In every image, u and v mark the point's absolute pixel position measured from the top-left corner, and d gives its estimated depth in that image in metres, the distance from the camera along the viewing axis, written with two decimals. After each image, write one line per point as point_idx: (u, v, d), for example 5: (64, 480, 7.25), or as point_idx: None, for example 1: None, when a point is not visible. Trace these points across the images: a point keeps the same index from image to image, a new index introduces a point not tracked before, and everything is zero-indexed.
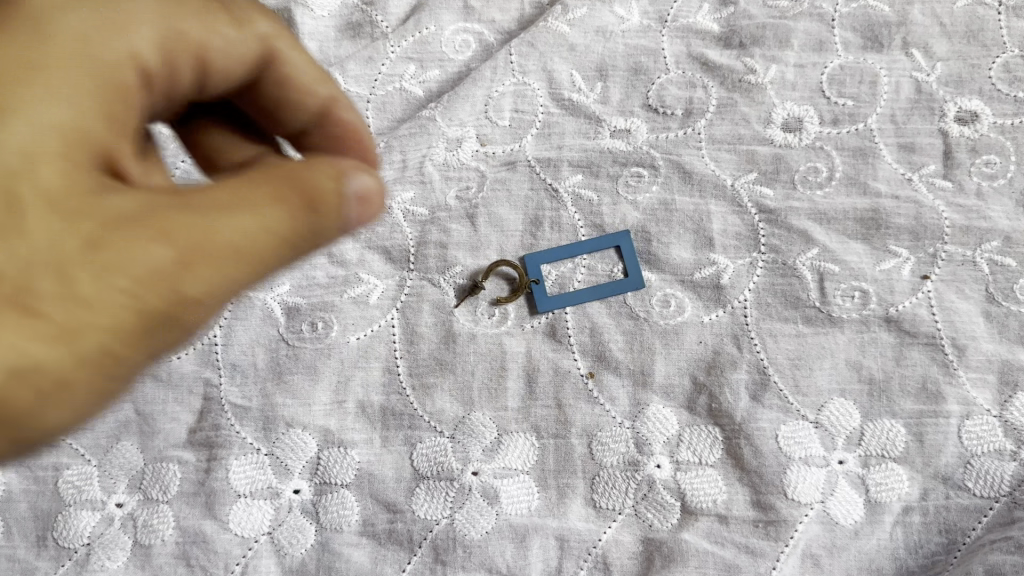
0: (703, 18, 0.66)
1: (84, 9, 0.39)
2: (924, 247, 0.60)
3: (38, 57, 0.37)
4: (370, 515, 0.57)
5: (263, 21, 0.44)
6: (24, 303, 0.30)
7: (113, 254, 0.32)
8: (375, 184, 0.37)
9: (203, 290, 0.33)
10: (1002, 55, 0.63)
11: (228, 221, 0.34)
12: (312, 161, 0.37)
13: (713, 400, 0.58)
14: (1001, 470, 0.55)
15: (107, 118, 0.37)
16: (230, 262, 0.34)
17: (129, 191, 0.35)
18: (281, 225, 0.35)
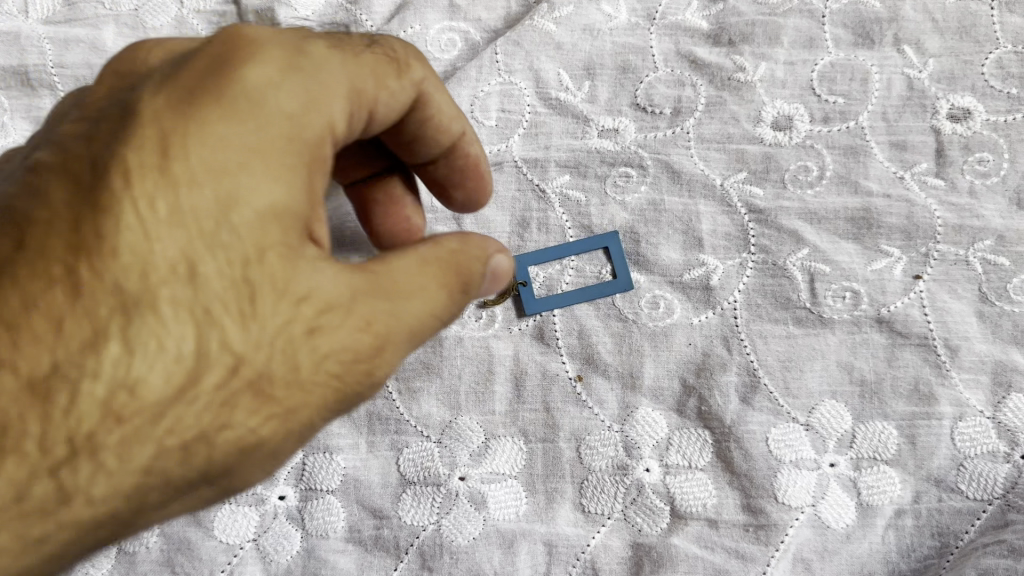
0: (692, 15, 0.65)
1: (268, 69, 0.39)
2: (916, 247, 0.59)
3: (239, 135, 0.38)
4: (356, 521, 0.57)
5: (421, 72, 0.45)
6: (261, 388, 0.38)
7: (327, 343, 0.39)
8: (507, 266, 0.46)
9: (387, 370, 0.42)
10: (995, 51, 0.62)
11: (404, 307, 0.41)
12: (467, 244, 0.44)
13: (702, 402, 0.57)
14: (995, 472, 0.54)
15: (308, 184, 0.39)
16: (408, 339, 0.41)
17: (342, 266, 0.40)
18: (443, 308, 0.42)
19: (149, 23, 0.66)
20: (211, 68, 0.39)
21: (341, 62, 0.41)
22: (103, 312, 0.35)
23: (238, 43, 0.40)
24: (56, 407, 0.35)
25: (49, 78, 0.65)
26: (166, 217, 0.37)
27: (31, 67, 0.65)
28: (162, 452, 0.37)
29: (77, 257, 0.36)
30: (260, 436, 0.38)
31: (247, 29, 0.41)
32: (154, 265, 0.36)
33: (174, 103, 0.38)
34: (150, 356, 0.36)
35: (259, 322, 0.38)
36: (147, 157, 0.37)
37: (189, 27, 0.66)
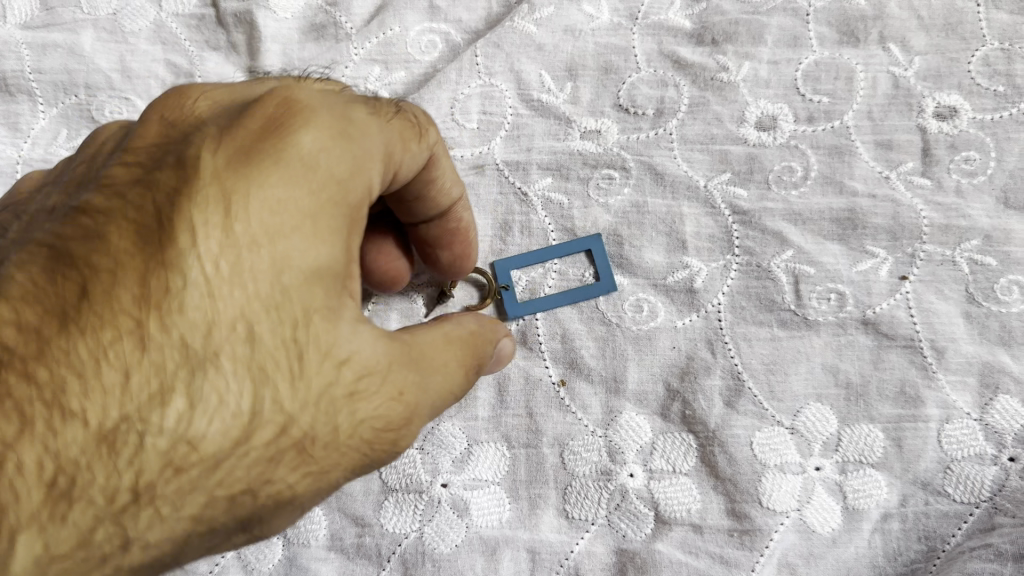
0: (675, 14, 0.64)
1: (319, 136, 0.42)
2: (901, 247, 0.58)
3: (295, 200, 0.40)
4: (338, 529, 0.56)
5: (434, 137, 0.49)
6: (305, 448, 0.40)
7: (363, 408, 0.42)
8: (509, 349, 0.51)
9: (410, 440, 0.45)
10: (981, 48, 0.61)
11: (429, 380, 0.44)
12: (481, 323, 0.49)
13: (686, 406, 0.57)
14: (982, 475, 0.54)
15: (350, 246, 0.42)
16: (431, 408, 0.45)
17: (379, 333, 0.43)
18: (460, 383, 0.46)
19: (128, 28, 0.66)
20: (267, 131, 0.41)
21: (380, 130, 0.45)
22: (171, 367, 0.38)
23: (291, 108, 0.42)
24: (121, 455, 0.37)
25: (27, 84, 0.64)
26: (225, 278, 0.39)
27: (8, 73, 0.64)
28: (212, 502, 0.39)
29: (145, 311, 0.38)
30: (297, 493, 0.41)
31: (297, 94, 0.43)
32: (218, 324, 0.39)
33: (231, 164, 0.40)
34: (212, 411, 0.38)
35: (306, 383, 0.40)
36: (209, 217, 0.39)
37: (169, 31, 0.66)
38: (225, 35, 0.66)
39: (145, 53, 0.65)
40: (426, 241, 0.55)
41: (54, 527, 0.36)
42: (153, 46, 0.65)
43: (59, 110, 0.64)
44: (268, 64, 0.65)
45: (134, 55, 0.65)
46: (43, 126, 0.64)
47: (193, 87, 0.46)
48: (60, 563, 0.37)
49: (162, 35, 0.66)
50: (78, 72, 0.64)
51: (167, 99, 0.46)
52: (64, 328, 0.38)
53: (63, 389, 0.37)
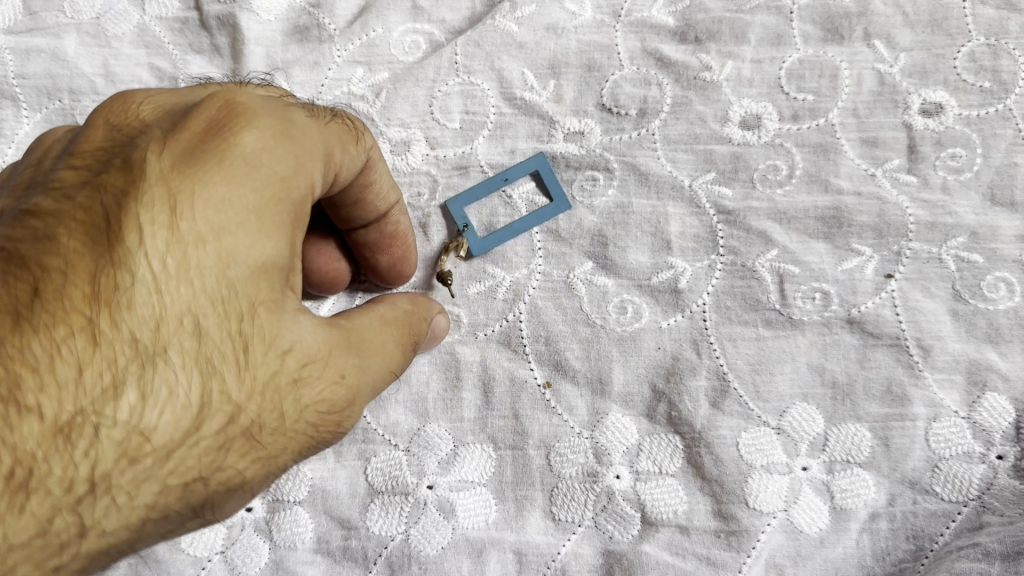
0: (658, 12, 0.64)
1: (260, 138, 0.44)
2: (887, 245, 0.58)
3: (240, 197, 0.43)
4: (323, 532, 0.56)
5: (370, 141, 0.53)
6: (253, 434, 0.43)
7: (308, 395, 0.45)
8: (444, 326, 0.56)
9: (355, 423, 0.48)
10: (967, 44, 0.61)
11: (370, 363, 0.47)
12: (417, 306, 0.53)
13: (672, 407, 0.56)
14: (970, 473, 0.54)
15: (293, 240, 0.45)
16: (372, 391, 0.48)
17: (321, 323, 0.46)
18: (397, 365, 0.50)
19: (111, 32, 0.65)
20: (211, 134, 0.44)
21: (319, 133, 0.48)
22: (122, 361, 0.40)
23: (233, 112, 0.45)
24: (77, 446, 0.39)
25: (10, 90, 0.64)
26: (173, 274, 0.41)
27: None
28: (164, 490, 0.41)
29: (97, 309, 0.40)
30: (246, 476, 0.44)
31: (237, 98, 0.46)
32: (166, 318, 0.41)
33: (178, 165, 0.43)
34: (162, 402, 0.40)
35: (252, 373, 0.43)
36: (157, 216, 0.41)
37: (152, 35, 0.66)
38: (209, 38, 0.66)
39: (129, 57, 0.65)
40: (363, 245, 0.56)
41: (13, 519, 0.38)
42: (136, 50, 0.65)
43: (43, 115, 0.64)
44: (251, 67, 0.65)
45: (117, 59, 0.65)
46: (27, 131, 0.64)
47: (138, 93, 0.49)
48: (20, 551, 0.38)
49: (146, 39, 0.65)
50: (62, 77, 0.64)
51: (112, 105, 0.48)
52: (18, 326, 0.39)
53: (16, 385, 0.38)
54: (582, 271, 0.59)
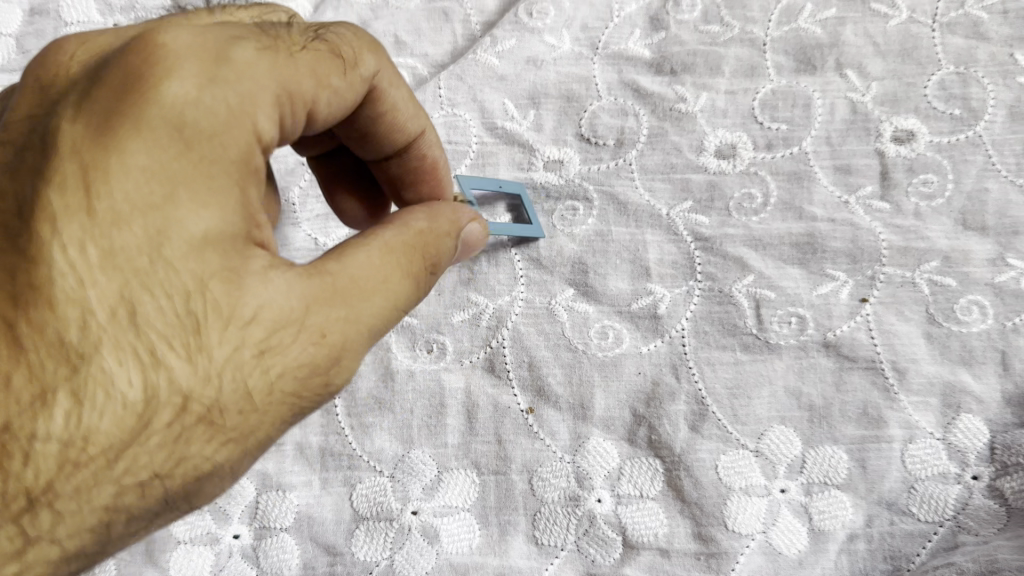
0: (635, 44, 0.66)
1: (187, 83, 0.38)
2: (861, 270, 0.60)
3: (164, 161, 0.37)
4: (309, 559, 0.57)
5: (370, 66, 0.46)
6: (213, 420, 0.38)
7: (279, 365, 0.38)
8: (478, 233, 0.50)
9: (346, 379, 0.42)
10: (937, 72, 0.63)
11: (360, 311, 0.40)
12: (428, 234, 0.45)
13: (652, 431, 0.57)
14: (945, 493, 0.55)
15: (244, 193, 0.38)
16: (366, 337, 0.41)
17: (295, 276, 0.39)
18: (404, 299, 0.43)
19: None
20: (131, 86, 0.38)
21: (272, 63, 0.40)
22: (50, 368, 0.36)
23: (155, 53, 0.39)
24: (12, 459, 0.36)
25: None
26: (97, 261, 0.36)
27: None
28: (119, 496, 0.37)
29: (18, 310, 0.36)
30: (217, 466, 0.38)
31: (162, 35, 0.39)
32: (94, 311, 0.36)
33: (97, 130, 0.37)
34: (99, 405, 0.36)
35: (206, 357, 0.37)
36: (72, 200, 0.36)
37: None
38: None
39: None
40: (392, 180, 0.56)
41: None
42: None
43: None
44: None
45: None
46: None
47: (72, 37, 0.43)
48: None
49: None
50: None
51: (45, 51, 0.42)
52: None
53: None
54: (564, 298, 0.61)
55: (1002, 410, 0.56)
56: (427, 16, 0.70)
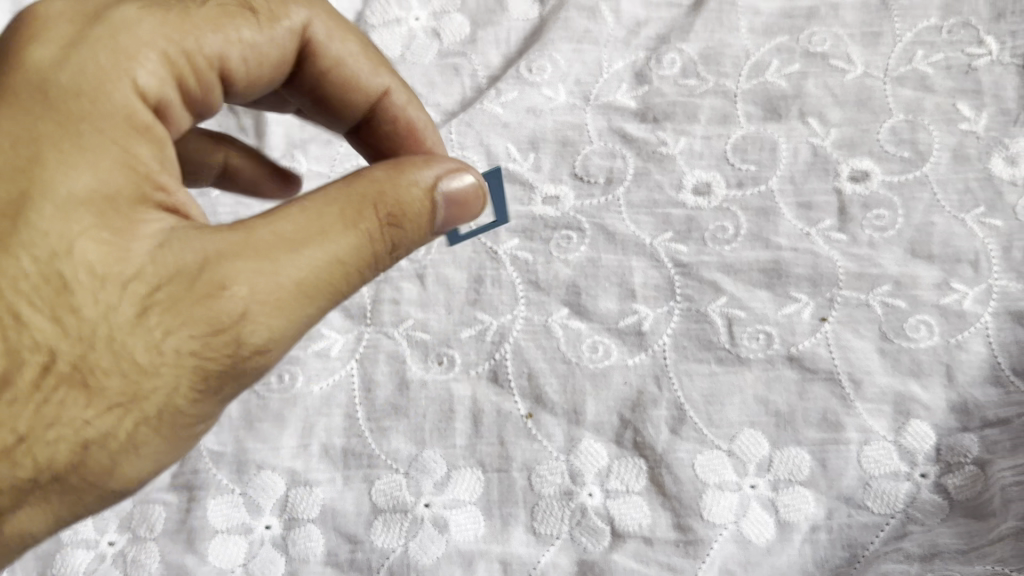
0: (622, 96, 0.75)
1: (50, 52, 0.47)
2: (822, 293, 0.68)
3: (27, 130, 0.45)
4: (333, 547, 0.64)
5: (297, 15, 0.55)
6: (87, 379, 0.43)
7: (161, 321, 0.43)
8: (472, 186, 0.49)
9: (263, 338, 0.45)
10: (889, 120, 0.72)
11: (275, 262, 0.44)
12: (384, 190, 0.47)
13: (637, 434, 0.65)
14: (896, 489, 0.62)
15: (127, 149, 0.46)
16: (289, 290, 0.45)
17: (194, 236, 0.45)
18: (343, 253, 0.46)
19: None
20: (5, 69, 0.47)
21: (151, 22, 0.49)
22: None
23: (24, 36, 0.48)
24: None
25: None
26: None
27: None
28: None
29: None
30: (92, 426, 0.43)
31: (42, 13, 0.49)
32: None
33: None
34: None
35: (80, 315, 0.43)
36: None
37: None
38: None
39: None
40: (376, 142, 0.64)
41: None
42: None
43: None
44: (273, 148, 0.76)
45: None
46: None
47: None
48: None
49: None
50: None
51: None
52: None
53: None
54: (559, 316, 0.69)
55: (945, 416, 0.64)
56: (439, 71, 0.79)
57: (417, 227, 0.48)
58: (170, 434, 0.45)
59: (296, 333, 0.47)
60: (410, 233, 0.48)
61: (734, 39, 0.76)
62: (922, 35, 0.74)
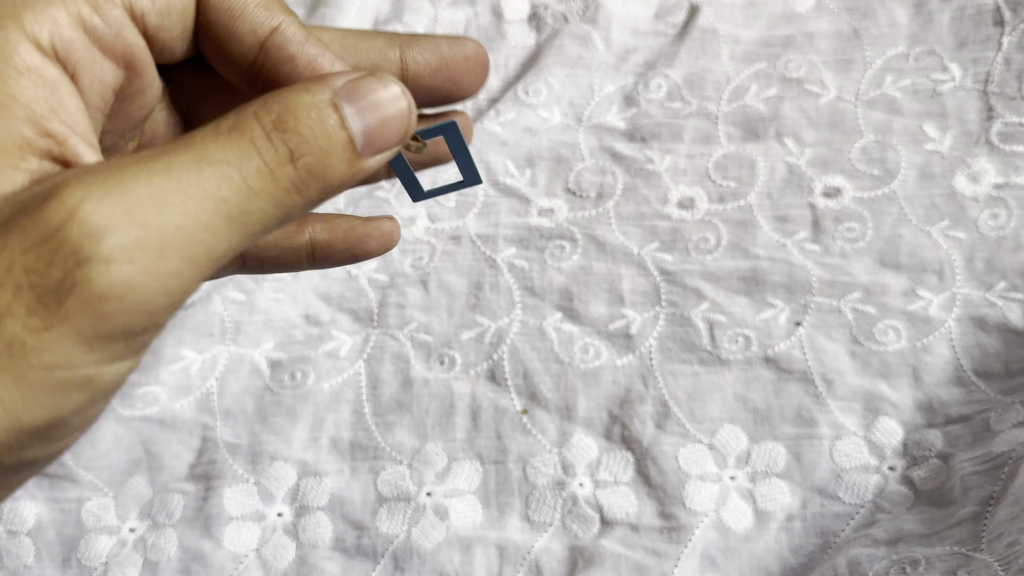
0: (613, 117, 0.82)
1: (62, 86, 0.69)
2: (797, 299, 0.73)
3: None
4: (340, 532, 0.68)
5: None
6: None
7: (21, 238, 0.48)
8: (373, 91, 0.50)
9: (114, 247, 0.47)
10: (860, 140, 0.78)
11: (130, 177, 0.47)
12: (263, 103, 0.49)
13: (625, 428, 0.70)
14: (866, 481, 0.67)
15: (16, 96, 0.58)
16: (137, 199, 0.47)
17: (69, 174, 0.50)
18: (205, 168, 0.48)
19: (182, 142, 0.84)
20: None
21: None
22: None
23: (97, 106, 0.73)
24: None
25: None
26: None
27: None
28: None
29: None
30: None
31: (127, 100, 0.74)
32: None
33: None
34: None
35: None
36: None
37: None
38: None
39: None
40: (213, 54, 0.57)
41: None
42: None
43: None
44: None
45: None
46: None
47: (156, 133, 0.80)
48: None
49: None
50: None
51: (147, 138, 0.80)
52: None
53: None
54: (553, 320, 0.74)
55: (912, 414, 0.69)
56: None
57: (305, 137, 0.48)
58: (27, 368, 0.48)
59: (177, 258, 0.48)
60: (301, 141, 0.48)
61: (715, 66, 0.83)
62: (890, 63, 0.80)
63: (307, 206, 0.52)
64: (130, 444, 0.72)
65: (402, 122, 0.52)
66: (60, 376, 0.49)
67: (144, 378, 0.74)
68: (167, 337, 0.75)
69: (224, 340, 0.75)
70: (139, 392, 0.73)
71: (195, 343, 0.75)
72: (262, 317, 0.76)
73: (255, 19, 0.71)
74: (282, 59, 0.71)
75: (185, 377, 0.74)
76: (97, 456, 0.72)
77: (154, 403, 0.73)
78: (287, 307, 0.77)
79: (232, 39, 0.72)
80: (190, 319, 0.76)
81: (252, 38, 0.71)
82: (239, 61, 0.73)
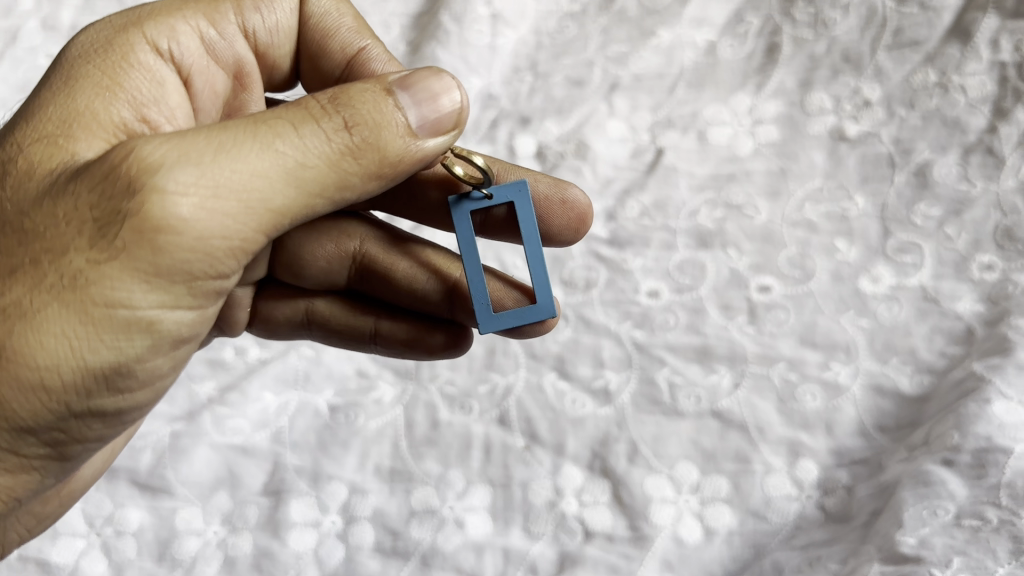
0: (597, 229, 1.07)
1: None
2: (737, 366, 0.95)
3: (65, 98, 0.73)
4: (380, 538, 0.87)
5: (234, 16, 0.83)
6: (48, 234, 0.64)
7: (95, 180, 0.63)
8: (418, 80, 0.67)
9: (169, 181, 0.60)
10: (786, 250, 1.02)
11: (192, 135, 0.63)
12: (323, 95, 0.66)
13: (604, 463, 0.90)
14: (789, 506, 0.86)
15: (123, 86, 0.72)
16: (191, 150, 0.62)
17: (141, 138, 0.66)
18: (262, 132, 0.63)
19: None
20: None
21: (183, 10, 0.80)
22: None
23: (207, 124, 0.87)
24: None
25: None
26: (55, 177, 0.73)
27: None
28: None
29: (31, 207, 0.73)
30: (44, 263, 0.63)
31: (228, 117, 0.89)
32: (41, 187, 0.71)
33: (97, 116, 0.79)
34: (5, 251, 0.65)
35: (54, 187, 0.65)
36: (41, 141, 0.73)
37: None
38: None
39: None
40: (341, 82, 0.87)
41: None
42: None
43: None
44: None
45: None
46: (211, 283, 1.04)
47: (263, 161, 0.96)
48: None
49: None
50: None
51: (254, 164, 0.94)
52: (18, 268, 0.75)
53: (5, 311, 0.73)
54: (549, 378, 0.96)
55: (826, 456, 0.89)
56: None
57: (356, 113, 0.65)
58: (91, 300, 0.62)
59: (231, 200, 0.62)
60: (354, 115, 0.64)
61: (676, 193, 1.08)
62: (810, 193, 1.05)
63: (365, 180, 0.67)
64: (217, 465, 0.92)
65: (455, 110, 0.68)
66: (123, 315, 0.62)
67: (234, 413, 0.94)
68: (252, 382, 0.96)
69: (295, 387, 0.97)
70: (229, 424, 0.94)
71: (274, 389, 0.96)
72: (324, 371, 0.98)
73: (345, 39, 0.87)
74: (365, 73, 0.87)
75: (264, 414, 0.95)
76: (191, 474, 0.91)
77: (238, 434, 0.93)
78: (343, 363, 0.99)
79: (324, 56, 0.88)
80: (270, 370, 0.97)
81: (342, 54, 0.87)
82: (327, 75, 0.89)
